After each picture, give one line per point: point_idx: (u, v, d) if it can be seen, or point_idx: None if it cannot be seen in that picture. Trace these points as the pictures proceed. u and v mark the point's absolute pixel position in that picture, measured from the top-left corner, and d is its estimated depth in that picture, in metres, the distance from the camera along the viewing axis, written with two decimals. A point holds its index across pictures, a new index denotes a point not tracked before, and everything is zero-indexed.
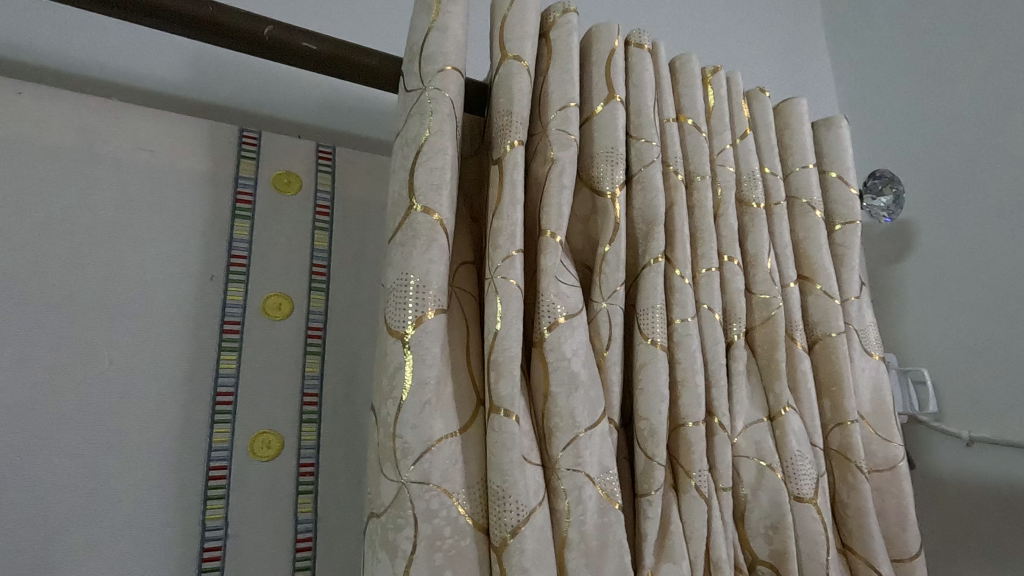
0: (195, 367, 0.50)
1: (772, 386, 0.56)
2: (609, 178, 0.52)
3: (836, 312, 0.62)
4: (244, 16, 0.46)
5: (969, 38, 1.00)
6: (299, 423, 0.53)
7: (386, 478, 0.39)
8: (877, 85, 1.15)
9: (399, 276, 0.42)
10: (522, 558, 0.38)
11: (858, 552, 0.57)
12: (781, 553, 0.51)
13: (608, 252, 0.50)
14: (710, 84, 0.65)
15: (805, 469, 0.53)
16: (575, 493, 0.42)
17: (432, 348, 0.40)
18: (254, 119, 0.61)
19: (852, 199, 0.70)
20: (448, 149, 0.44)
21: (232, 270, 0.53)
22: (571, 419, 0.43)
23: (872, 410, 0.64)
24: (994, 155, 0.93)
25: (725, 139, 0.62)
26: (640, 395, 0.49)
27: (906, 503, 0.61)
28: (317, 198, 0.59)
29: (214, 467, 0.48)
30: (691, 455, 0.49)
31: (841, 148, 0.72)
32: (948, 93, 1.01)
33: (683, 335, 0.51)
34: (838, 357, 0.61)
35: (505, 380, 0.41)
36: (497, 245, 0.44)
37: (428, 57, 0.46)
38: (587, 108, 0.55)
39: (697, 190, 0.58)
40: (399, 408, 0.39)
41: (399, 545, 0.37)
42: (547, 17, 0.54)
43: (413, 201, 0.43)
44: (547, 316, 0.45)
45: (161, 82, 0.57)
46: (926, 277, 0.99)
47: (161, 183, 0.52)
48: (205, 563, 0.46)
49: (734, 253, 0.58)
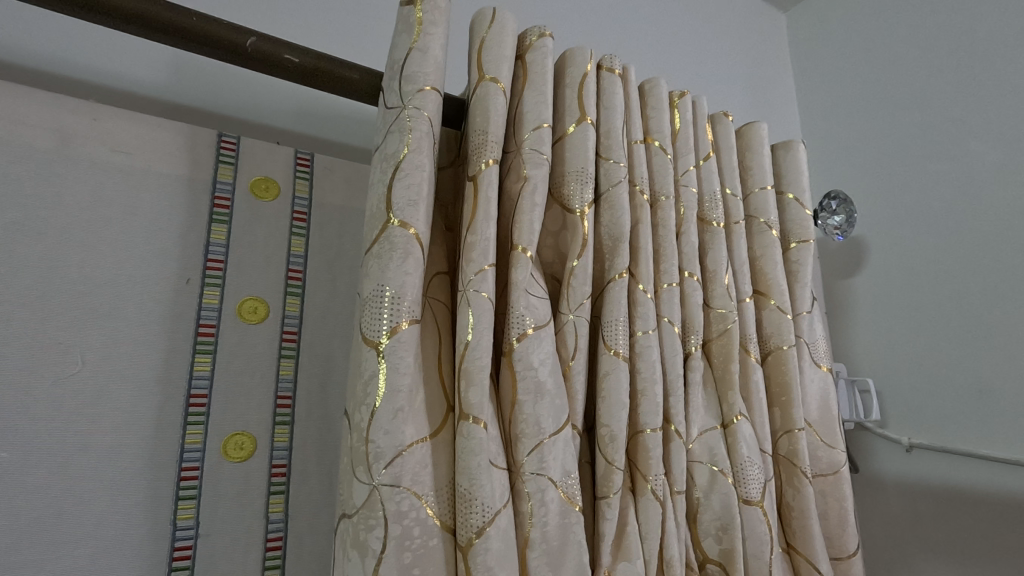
0: (169, 369, 0.50)
1: (726, 395, 0.60)
2: (578, 197, 0.54)
3: (788, 326, 0.67)
4: (228, 27, 0.47)
5: (922, 68, 1.07)
6: (272, 425, 0.54)
7: (359, 481, 0.41)
8: (835, 107, 1.21)
9: (376, 288, 0.44)
10: (487, 557, 0.41)
11: (800, 551, 0.61)
12: (728, 552, 0.54)
13: (577, 267, 0.52)
14: (677, 108, 0.68)
15: (753, 473, 0.57)
16: (538, 496, 0.45)
17: (405, 356, 0.42)
18: (232, 124, 0.61)
19: (807, 218, 0.74)
20: (425, 166, 0.46)
21: (209, 273, 0.54)
22: (536, 426, 0.46)
23: (820, 417, 0.68)
24: (939, 180, 1.00)
25: (689, 160, 0.65)
26: (603, 402, 0.52)
27: (846, 505, 0.65)
28: (295, 204, 0.60)
29: (186, 467, 0.49)
30: (648, 460, 0.52)
31: (798, 170, 0.76)
32: (900, 120, 1.08)
33: (644, 346, 0.54)
34: (789, 368, 0.66)
35: (474, 389, 0.44)
36: (471, 258, 0.46)
37: (408, 77, 0.48)
38: (560, 128, 0.57)
39: (661, 210, 0.61)
40: (372, 414, 0.41)
41: (370, 545, 0.39)
42: (524, 39, 0.57)
43: (390, 215, 0.45)
44: (517, 328, 0.48)
45: (138, 84, 0.57)
46: (876, 291, 1.06)
47: (138, 185, 0.52)
48: (175, 562, 0.47)
49: (694, 270, 0.61)
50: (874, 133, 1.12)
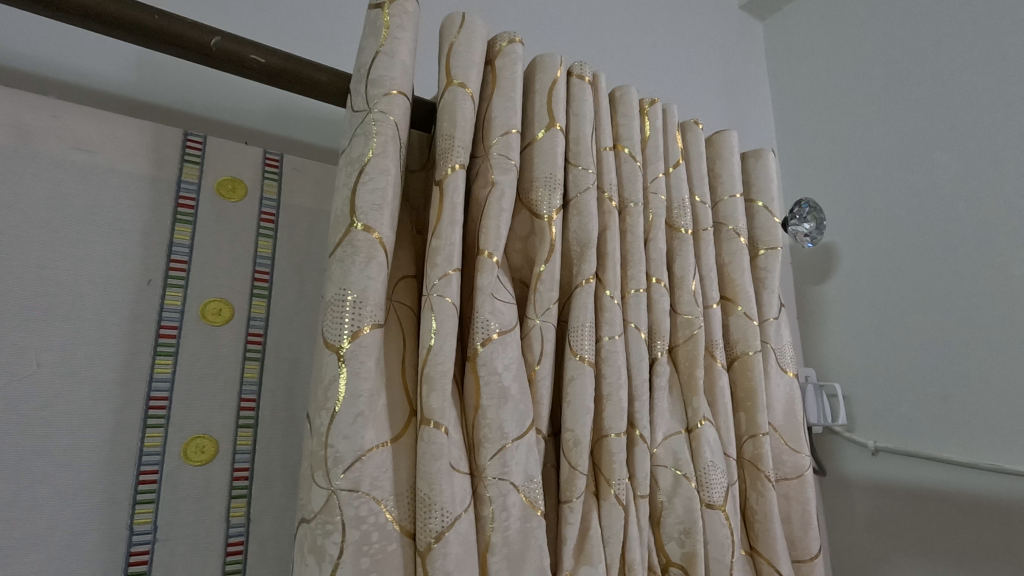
0: (128, 371, 0.50)
1: (691, 400, 0.61)
2: (546, 202, 0.55)
3: (754, 332, 0.68)
4: (192, 25, 0.47)
5: (891, 79, 1.09)
6: (235, 427, 0.53)
7: (317, 486, 0.41)
8: (807, 115, 1.23)
9: (338, 292, 0.43)
10: (445, 562, 0.41)
11: (763, 553, 0.62)
12: (691, 555, 0.55)
13: (544, 271, 0.53)
14: (648, 115, 0.69)
15: (716, 478, 0.58)
16: (499, 500, 0.45)
17: (366, 361, 0.42)
18: (200, 123, 0.61)
19: (776, 226, 0.75)
20: (391, 171, 0.46)
21: (172, 274, 0.53)
22: (499, 430, 0.46)
23: (785, 422, 0.69)
24: (906, 190, 1.02)
25: (658, 168, 0.66)
26: (568, 407, 0.52)
27: (810, 508, 0.66)
28: (263, 205, 0.59)
29: (144, 471, 0.49)
30: (612, 464, 0.52)
31: (767, 179, 0.78)
32: (870, 130, 1.10)
33: (610, 351, 0.55)
34: (754, 373, 0.67)
35: (436, 393, 0.44)
36: (435, 263, 0.46)
37: (375, 81, 0.48)
38: (529, 134, 0.58)
39: (630, 216, 0.61)
40: (332, 418, 0.41)
41: (328, 549, 0.39)
42: (494, 44, 0.57)
43: (354, 219, 0.44)
44: (481, 333, 0.48)
45: (101, 81, 0.56)
46: (845, 298, 1.08)
47: (100, 183, 0.52)
48: (131, 566, 0.47)
49: (662, 276, 0.62)
50: (845, 142, 1.14)
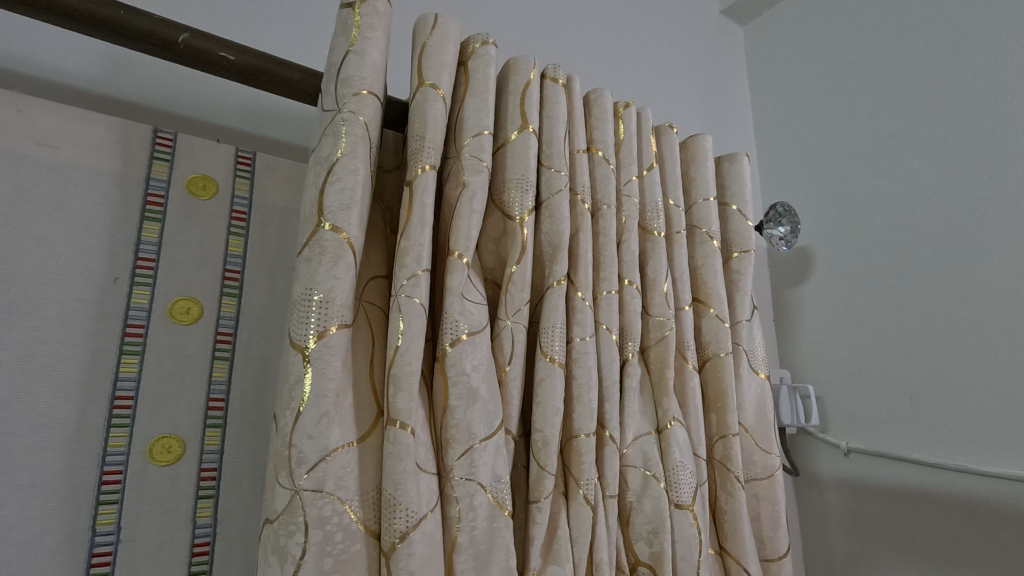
0: (92, 370, 0.49)
1: (662, 402, 0.61)
2: (518, 204, 0.55)
3: (725, 334, 0.69)
4: (158, 21, 0.46)
5: (867, 86, 1.11)
6: (203, 427, 0.53)
7: (281, 486, 0.40)
8: (784, 120, 1.25)
9: (304, 291, 0.43)
10: (409, 562, 0.41)
11: (731, 553, 0.63)
12: (658, 554, 0.55)
13: (515, 272, 0.53)
14: (622, 118, 0.69)
15: (685, 478, 0.58)
16: (466, 500, 0.45)
17: (333, 361, 0.42)
18: (172, 120, 0.60)
19: (749, 230, 0.76)
20: (360, 170, 0.46)
21: (139, 272, 0.52)
22: (467, 431, 0.46)
23: (756, 423, 0.70)
24: (879, 196, 1.04)
25: (631, 170, 0.67)
26: (537, 408, 0.52)
27: (779, 507, 0.67)
28: (234, 204, 0.59)
29: (107, 471, 0.48)
30: (581, 465, 0.53)
31: (741, 183, 0.79)
32: (846, 136, 1.12)
33: (581, 352, 0.55)
34: (724, 375, 0.68)
35: (403, 393, 0.44)
36: (404, 264, 0.46)
37: (345, 80, 0.48)
38: (503, 135, 0.58)
39: (603, 218, 0.62)
40: (296, 418, 0.41)
41: (290, 550, 0.39)
42: (467, 45, 0.57)
43: (321, 219, 0.44)
44: (450, 333, 0.48)
45: (69, 76, 0.55)
46: (820, 301, 1.10)
47: (65, 180, 0.51)
48: (93, 568, 0.46)
49: (633, 278, 0.63)
50: (821, 147, 1.16)
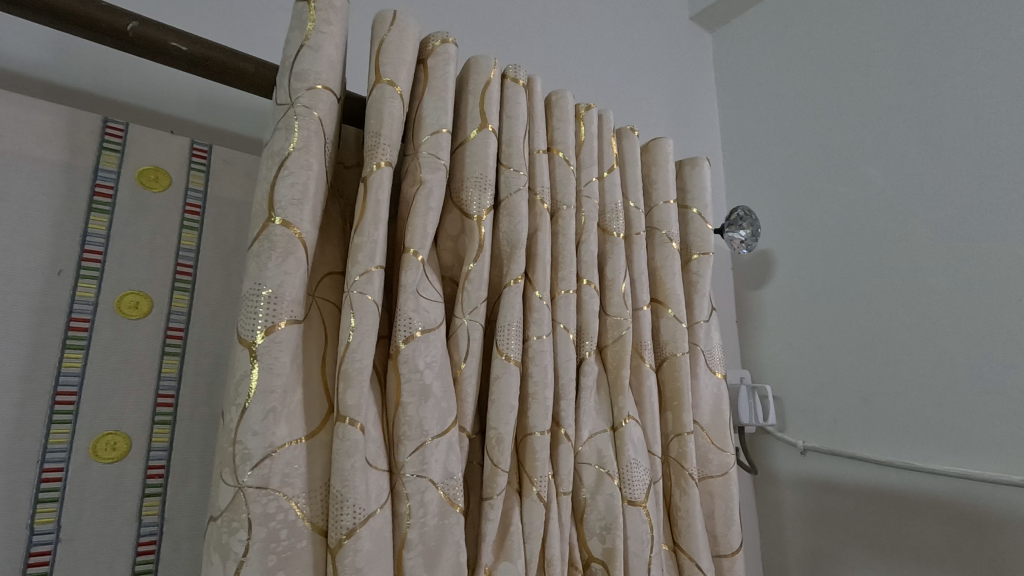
0: (33, 366, 0.48)
1: (617, 399, 0.62)
2: (476, 202, 0.55)
3: (682, 333, 0.70)
4: (106, 9, 0.45)
5: (827, 96, 1.15)
6: (151, 424, 0.52)
7: (224, 484, 0.40)
8: (748, 127, 1.28)
9: (253, 286, 0.43)
10: (356, 558, 0.41)
11: (685, 550, 0.64)
12: (610, 551, 0.56)
13: (472, 270, 0.53)
14: (583, 120, 0.70)
15: (638, 475, 0.59)
16: (416, 497, 0.45)
17: (281, 356, 0.42)
18: (123, 109, 0.59)
19: (708, 233, 0.78)
20: (313, 165, 0.46)
21: (85, 265, 0.51)
22: (419, 427, 0.46)
23: (711, 422, 0.72)
24: (837, 202, 1.08)
25: (592, 172, 0.68)
26: (492, 405, 0.53)
27: (732, 505, 0.69)
28: (187, 196, 0.58)
29: (47, 469, 0.47)
30: (535, 462, 0.53)
31: (702, 186, 0.80)
32: (806, 144, 1.16)
33: (537, 351, 0.56)
34: (681, 374, 0.69)
35: (352, 390, 0.43)
36: (357, 260, 0.46)
37: (299, 74, 0.47)
38: (462, 133, 0.58)
39: (561, 219, 0.63)
40: (242, 414, 0.40)
41: (232, 548, 0.39)
42: (427, 44, 0.57)
43: (272, 213, 0.44)
44: (404, 330, 0.48)
45: (14, 62, 0.54)
46: (780, 303, 1.13)
47: (8, 168, 0.49)
48: (30, 568, 0.45)
49: (592, 278, 0.64)
50: (783, 154, 1.19)
